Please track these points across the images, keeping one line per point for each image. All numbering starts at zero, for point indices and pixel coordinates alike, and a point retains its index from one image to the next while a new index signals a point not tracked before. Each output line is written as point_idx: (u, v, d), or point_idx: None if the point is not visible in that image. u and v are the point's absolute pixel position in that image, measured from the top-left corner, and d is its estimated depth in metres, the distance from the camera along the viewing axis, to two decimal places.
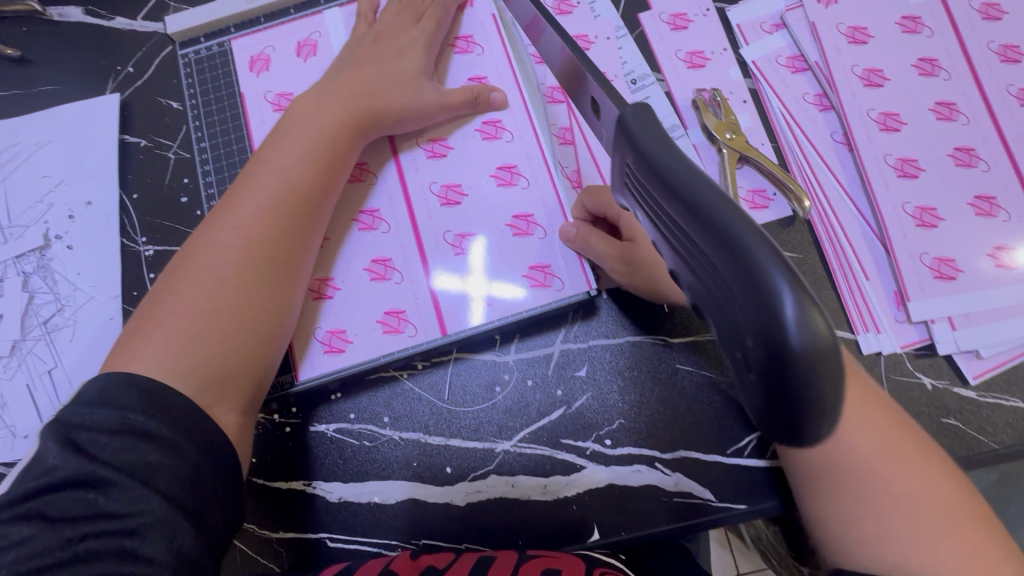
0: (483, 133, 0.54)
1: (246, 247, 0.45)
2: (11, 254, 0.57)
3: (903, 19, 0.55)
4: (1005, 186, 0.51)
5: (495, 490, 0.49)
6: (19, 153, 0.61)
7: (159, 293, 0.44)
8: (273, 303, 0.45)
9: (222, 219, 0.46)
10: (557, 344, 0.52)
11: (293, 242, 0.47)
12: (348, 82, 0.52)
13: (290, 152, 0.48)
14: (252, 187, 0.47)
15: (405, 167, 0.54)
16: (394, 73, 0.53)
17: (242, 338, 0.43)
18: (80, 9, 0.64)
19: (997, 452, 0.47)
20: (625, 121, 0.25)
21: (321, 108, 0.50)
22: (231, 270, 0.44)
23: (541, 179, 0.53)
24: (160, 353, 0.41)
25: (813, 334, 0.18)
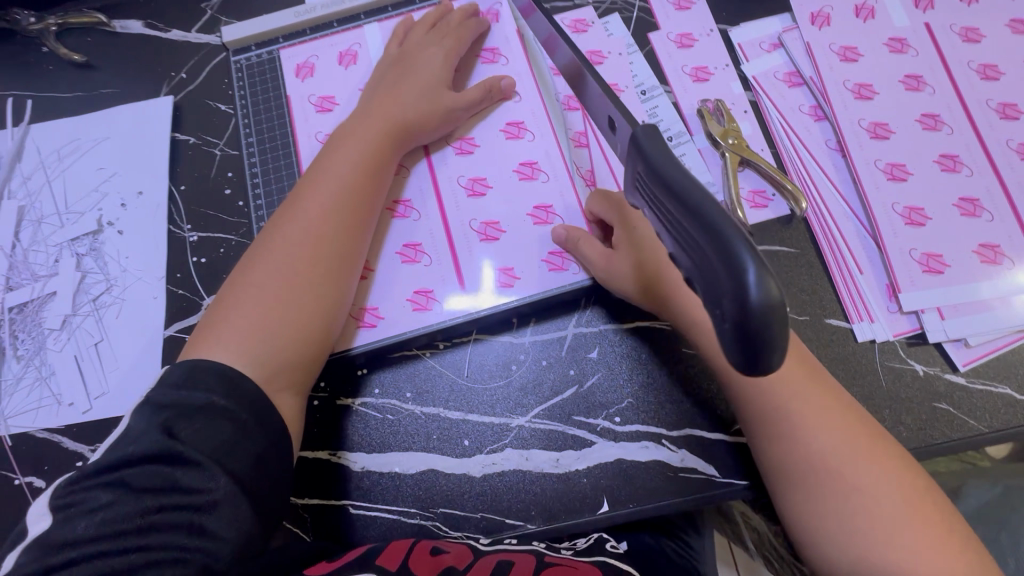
0: (507, 133, 0.59)
1: (308, 246, 0.49)
2: (67, 237, 0.62)
3: (890, 40, 0.61)
4: (988, 190, 0.55)
5: (510, 463, 0.52)
6: (79, 147, 0.66)
7: (232, 289, 0.48)
8: (332, 296, 0.49)
9: (286, 222, 0.50)
10: (570, 328, 0.55)
11: (350, 240, 0.51)
12: (389, 95, 0.57)
13: (341, 159, 0.53)
14: (309, 194, 0.52)
15: (436, 163, 0.59)
16: (424, 84, 0.58)
17: (309, 328, 0.48)
18: (141, 22, 0.71)
19: (986, 435, 0.50)
20: (638, 141, 0.31)
21: (368, 121, 0.56)
22: (299, 268, 0.48)
23: (560, 175, 0.57)
24: (237, 341, 0.45)
25: (771, 296, 0.23)
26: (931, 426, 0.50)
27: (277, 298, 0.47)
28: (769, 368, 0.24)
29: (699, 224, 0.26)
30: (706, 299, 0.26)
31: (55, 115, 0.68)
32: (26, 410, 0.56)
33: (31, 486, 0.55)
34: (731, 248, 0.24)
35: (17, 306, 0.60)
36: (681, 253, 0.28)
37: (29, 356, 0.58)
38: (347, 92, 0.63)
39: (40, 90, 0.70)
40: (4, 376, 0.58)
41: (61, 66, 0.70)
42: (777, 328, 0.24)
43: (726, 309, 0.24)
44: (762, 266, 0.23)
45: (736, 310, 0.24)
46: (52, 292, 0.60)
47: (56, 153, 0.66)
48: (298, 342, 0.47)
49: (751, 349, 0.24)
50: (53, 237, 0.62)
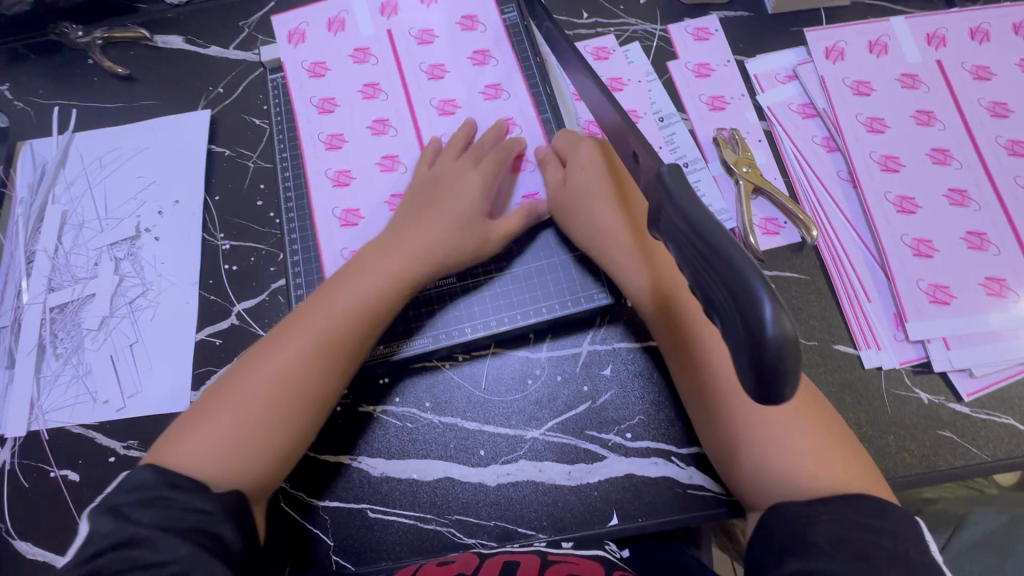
0: (485, 97, 0.64)
1: (286, 387, 0.48)
2: (106, 242, 0.65)
3: (902, 75, 0.63)
4: (995, 224, 0.56)
5: (523, 474, 0.54)
6: (120, 156, 0.70)
7: (216, 393, 0.49)
8: (301, 430, 0.49)
9: (280, 339, 0.51)
10: (585, 345, 0.57)
11: (329, 388, 0.50)
12: (415, 218, 0.57)
13: (346, 296, 0.52)
14: (306, 325, 0.51)
15: (419, 118, 0.64)
16: (454, 215, 0.56)
17: (262, 469, 0.47)
18: (181, 38, 0.75)
19: (989, 464, 0.51)
20: (663, 176, 0.33)
21: (388, 248, 0.55)
22: (275, 396, 0.48)
23: (532, 128, 0.62)
24: (203, 453, 0.46)
25: (785, 332, 0.25)
26: (935, 453, 0.51)
27: (240, 430, 0.47)
28: (782, 396, 0.26)
29: (717, 258, 0.28)
30: (725, 328, 0.28)
31: (98, 124, 0.72)
32: (63, 406, 0.59)
33: (66, 479, 0.57)
34: (747, 285, 0.26)
35: (57, 306, 0.63)
36: (700, 284, 0.30)
37: (68, 354, 0.61)
38: (339, 58, 0.67)
39: (84, 100, 0.73)
40: (42, 372, 0.61)
41: (105, 78, 0.74)
42: (791, 358, 0.26)
43: (746, 339, 0.26)
44: (777, 305, 0.25)
45: (754, 340, 0.26)
46: (91, 294, 0.63)
47: (98, 161, 0.70)
48: (245, 481, 0.46)
49: (766, 377, 0.26)
50: (93, 241, 0.65)
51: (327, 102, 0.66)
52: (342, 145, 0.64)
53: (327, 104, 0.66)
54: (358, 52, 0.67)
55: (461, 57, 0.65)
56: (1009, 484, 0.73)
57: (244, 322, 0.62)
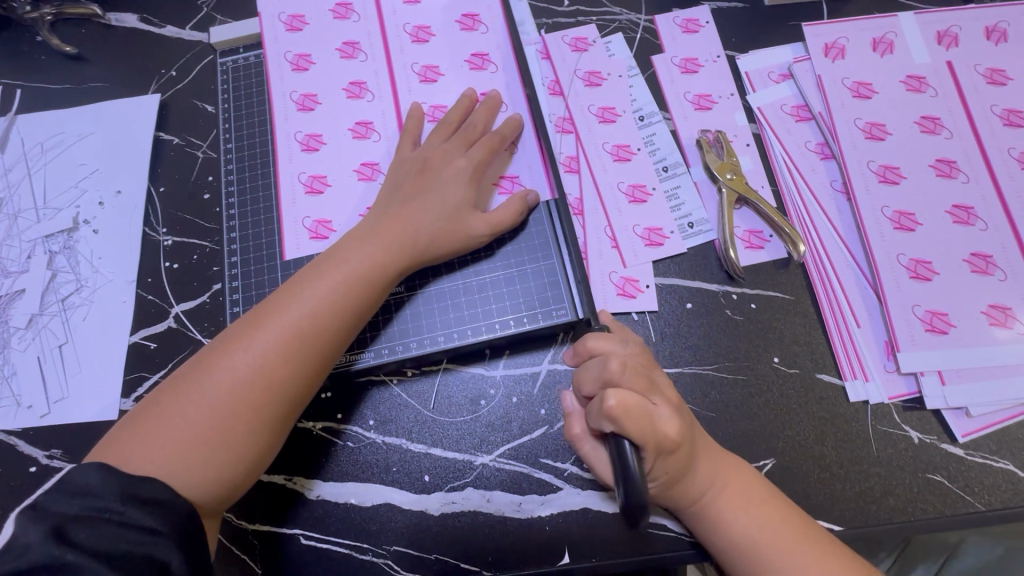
0: (472, 66, 0.59)
1: (260, 382, 0.43)
2: (41, 233, 0.61)
3: (908, 77, 0.57)
4: (1002, 245, 0.51)
5: (470, 503, 0.49)
6: (63, 142, 0.65)
7: (179, 383, 0.43)
8: (279, 428, 0.44)
9: (254, 326, 0.45)
10: (545, 364, 0.52)
11: (308, 383, 0.45)
12: (408, 198, 0.51)
13: (331, 279, 0.47)
14: (280, 312, 0.45)
15: (398, 83, 0.59)
16: (439, 203, 0.51)
17: (228, 472, 0.42)
18: (136, 16, 0.70)
19: (984, 514, 0.46)
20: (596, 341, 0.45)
21: (378, 229, 0.49)
22: (250, 390, 0.42)
23: (520, 105, 0.57)
24: (166, 452, 0.40)
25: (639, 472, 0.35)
26: (922, 499, 0.47)
27: (207, 429, 0.41)
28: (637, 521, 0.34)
29: (603, 418, 0.38)
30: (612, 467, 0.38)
31: (43, 107, 0.67)
32: None
33: None
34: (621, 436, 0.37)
35: None
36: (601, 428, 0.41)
37: None
38: (318, 12, 0.61)
39: (30, 80, 0.69)
40: None
41: (54, 58, 0.69)
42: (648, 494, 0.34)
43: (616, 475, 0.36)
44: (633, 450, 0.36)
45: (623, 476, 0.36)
46: (21, 290, 0.59)
47: (39, 146, 0.65)
48: (209, 484, 0.41)
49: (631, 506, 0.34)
50: (27, 232, 0.61)
51: (303, 58, 0.60)
52: (316, 107, 0.59)
53: (302, 61, 0.60)
54: (341, 7, 0.61)
55: (449, 21, 0.60)
56: None
57: (182, 324, 0.57)
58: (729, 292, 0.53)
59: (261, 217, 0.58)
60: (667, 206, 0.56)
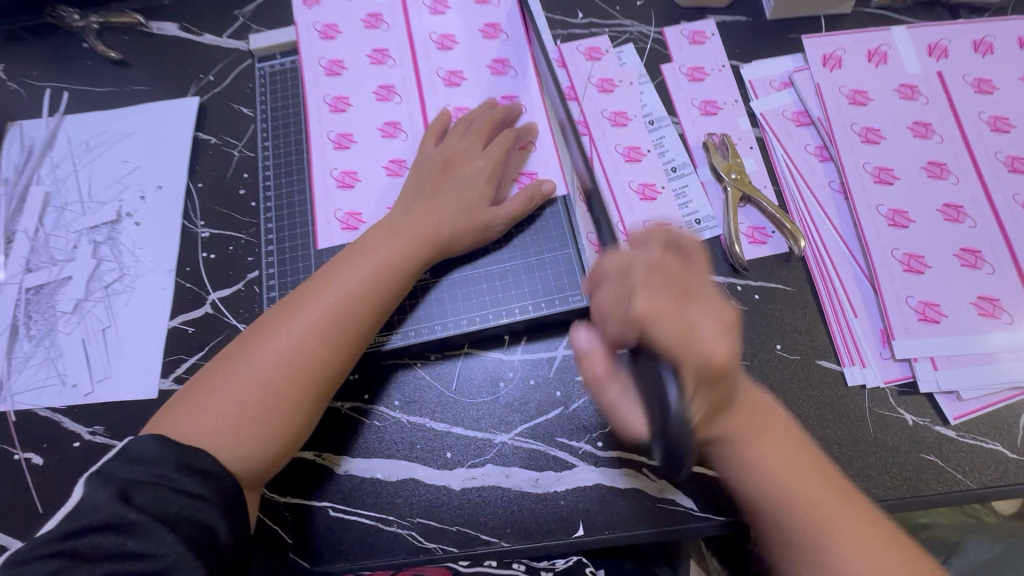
0: (493, 71, 0.63)
1: (299, 363, 0.46)
2: (87, 225, 0.65)
3: (901, 86, 0.61)
4: (990, 242, 0.54)
5: (489, 478, 0.52)
6: (107, 140, 0.69)
7: (224, 363, 0.47)
8: (315, 407, 0.47)
9: (293, 312, 0.48)
10: (560, 349, 0.56)
11: (345, 364, 0.48)
12: (431, 196, 0.55)
13: (363, 269, 0.50)
14: (317, 298, 0.48)
15: (425, 86, 0.63)
16: (461, 200, 0.55)
17: (270, 446, 0.45)
18: (176, 25, 0.75)
19: (975, 491, 0.49)
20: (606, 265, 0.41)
21: (405, 224, 0.53)
22: (290, 370, 0.46)
23: (537, 109, 0.61)
24: (214, 426, 0.43)
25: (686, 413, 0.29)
26: (917, 476, 0.49)
27: (251, 405, 0.45)
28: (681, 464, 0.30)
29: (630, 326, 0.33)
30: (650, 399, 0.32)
31: (88, 108, 0.72)
32: (32, 388, 0.59)
33: (28, 462, 0.56)
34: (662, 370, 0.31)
35: (34, 287, 0.63)
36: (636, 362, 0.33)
37: (40, 336, 0.61)
38: (350, 22, 0.66)
39: (76, 83, 0.73)
40: (14, 353, 0.60)
41: (98, 63, 0.74)
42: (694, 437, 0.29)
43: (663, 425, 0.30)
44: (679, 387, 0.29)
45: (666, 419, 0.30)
46: (68, 277, 0.63)
47: (85, 144, 0.69)
48: (253, 457, 0.44)
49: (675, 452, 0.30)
50: (74, 224, 0.65)
51: (335, 64, 0.65)
52: (347, 109, 0.63)
53: (335, 66, 0.64)
54: (371, 18, 0.66)
55: (472, 30, 0.64)
56: (1008, 515, 0.70)
57: (218, 310, 0.61)
58: (734, 283, 0.56)
59: (296, 211, 0.62)
60: (676, 203, 0.59)
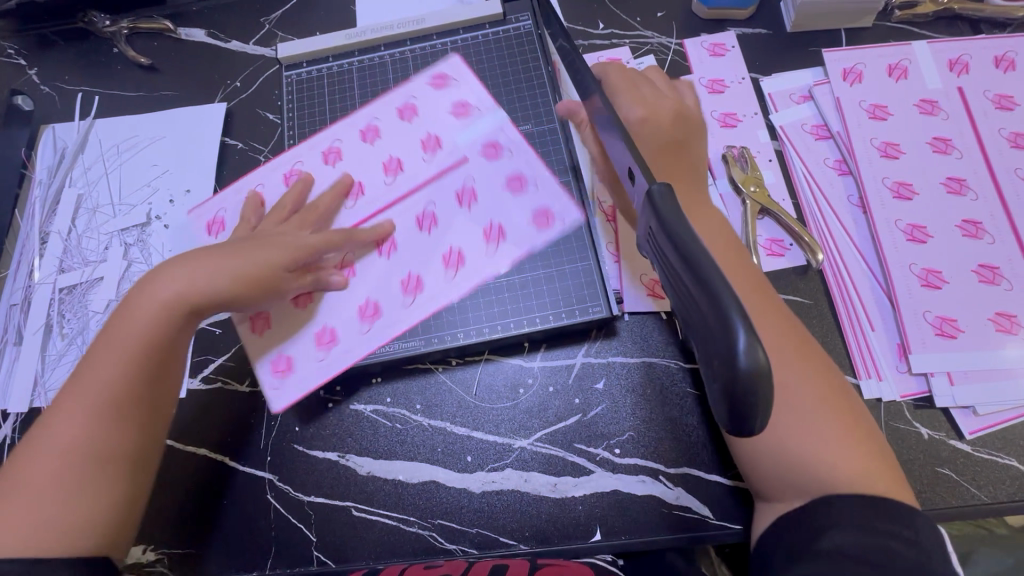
0: (486, 156, 0.61)
1: (86, 452, 0.46)
2: (118, 227, 0.67)
3: (921, 101, 0.61)
4: (1009, 258, 0.55)
5: (509, 482, 0.54)
6: (137, 144, 0.71)
7: (14, 464, 0.46)
8: (122, 483, 0.47)
9: (70, 401, 0.47)
10: (579, 357, 0.57)
11: (137, 441, 0.48)
12: (196, 260, 0.52)
13: (132, 337, 0.49)
14: (93, 380, 0.47)
15: (416, 197, 0.60)
16: (233, 255, 0.52)
17: (86, 530, 0.45)
18: (204, 31, 0.76)
19: (989, 506, 0.50)
20: (654, 199, 0.33)
21: (168, 289, 0.50)
22: (73, 463, 0.45)
23: (502, 254, 0.58)
24: (8, 532, 0.43)
25: (757, 363, 0.27)
26: (932, 489, 0.50)
27: (46, 500, 0.44)
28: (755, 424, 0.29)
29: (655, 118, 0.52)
30: (708, 347, 0.30)
31: (118, 112, 0.74)
32: None
33: None
34: (726, 315, 0.27)
35: (66, 287, 0.65)
36: (690, 312, 0.32)
37: (73, 334, 0.63)
38: (427, 116, 0.64)
39: (106, 88, 0.75)
40: (47, 351, 0.62)
41: (128, 67, 0.76)
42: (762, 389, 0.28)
43: (727, 375, 0.28)
44: (750, 336, 0.27)
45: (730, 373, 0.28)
46: (100, 278, 0.65)
47: (115, 147, 0.71)
48: (69, 543, 0.44)
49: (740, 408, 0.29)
50: (105, 226, 0.67)
51: (372, 131, 0.64)
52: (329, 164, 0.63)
53: (371, 133, 0.64)
54: (435, 78, 0.65)
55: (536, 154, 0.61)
56: None
57: None
58: None
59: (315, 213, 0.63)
60: None
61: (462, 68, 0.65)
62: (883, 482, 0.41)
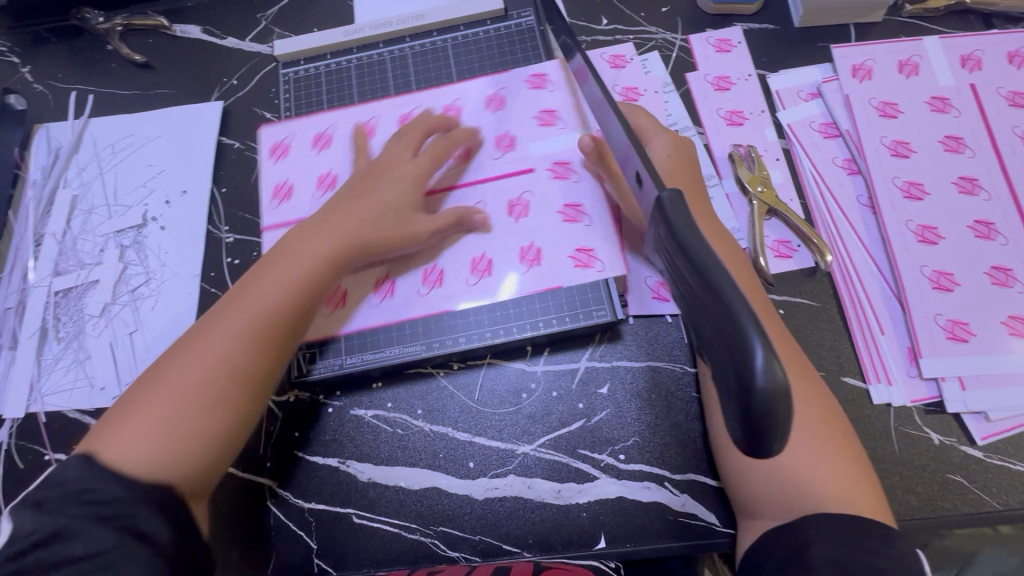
0: (553, 174, 0.57)
1: (214, 371, 0.44)
2: (113, 228, 0.66)
3: (933, 98, 0.60)
4: (1022, 260, 0.54)
5: (511, 489, 0.53)
6: (132, 144, 0.70)
7: (138, 392, 0.44)
8: (246, 406, 0.45)
9: (215, 329, 0.46)
10: (583, 362, 0.56)
11: (268, 367, 0.46)
12: (348, 204, 0.53)
13: (294, 267, 0.49)
14: (249, 307, 0.47)
15: (482, 187, 0.57)
16: (393, 193, 0.54)
17: (201, 451, 0.43)
18: (200, 28, 0.75)
19: (1001, 513, 0.49)
20: (663, 206, 0.32)
21: (327, 229, 0.51)
22: (195, 382, 0.44)
23: (540, 280, 0.54)
24: (123, 447, 0.41)
25: (775, 381, 0.26)
26: (942, 496, 0.49)
27: (177, 427, 0.42)
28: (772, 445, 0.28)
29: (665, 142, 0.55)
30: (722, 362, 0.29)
31: (113, 111, 0.72)
32: (62, 390, 0.60)
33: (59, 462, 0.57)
34: (743, 329, 0.27)
35: (62, 290, 0.64)
36: (702, 324, 0.31)
37: (69, 338, 0.62)
38: (526, 118, 0.59)
39: (101, 86, 0.74)
40: (43, 355, 0.61)
41: (122, 65, 0.74)
42: (779, 409, 0.27)
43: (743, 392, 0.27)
44: (768, 352, 0.26)
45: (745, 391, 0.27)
46: (95, 281, 0.64)
47: (111, 147, 0.70)
48: (177, 469, 0.42)
49: (758, 430, 0.28)
50: (100, 227, 0.66)
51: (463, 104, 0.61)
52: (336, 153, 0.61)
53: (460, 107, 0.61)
54: (536, 78, 0.61)
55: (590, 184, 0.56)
56: None
57: None
58: None
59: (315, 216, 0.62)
60: None
61: (568, 77, 0.61)
62: (865, 502, 0.42)
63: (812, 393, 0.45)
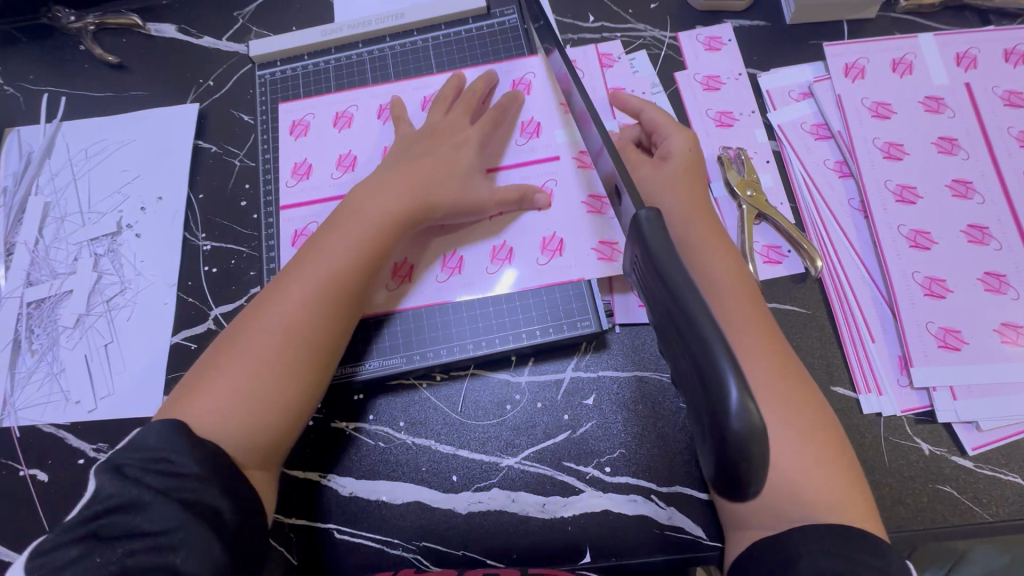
0: (578, 163, 0.58)
1: (288, 335, 0.45)
2: (87, 236, 0.64)
3: (927, 98, 0.58)
4: (1016, 266, 0.52)
5: (495, 502, 0.52)
6: (106, 148, 0.68)
7: (208, 361, 0.45)
8: (319, 373, 0.46)
9: (280, 296, 0.46)
10: (568, 371, 0.55)
11: (337, 334, 0.47)
12: (406, 172, 0.53)
13: (352, 234, 0.49)
14: (309, 274, 0.47)
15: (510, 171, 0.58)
16: (449, 162, 0.54)
17: (278, 416, 0.44)
18: (174, 27, 0.72)
19: (991, 524, 0.48)
20: (642, 226, 0.31)
21: (383, 197, 0.52)
22: (270, 348, 0.44)
23: (559, 269, 0.55)
24: (207, 412, 0.42)
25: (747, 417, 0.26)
26: (932, 508, 0.48)
27: (252, 389, 0.43)
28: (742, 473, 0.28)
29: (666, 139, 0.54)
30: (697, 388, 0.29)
31: (86, 114, 0.70)
32: (36, 404, 0.58)
33: (34, 478, 0.56)
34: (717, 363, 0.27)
35: (34, 301, 0.62)
36: (679, 349, 0.31)
37: (43, 350, 0.60)
38: (540, 107, 0.60)
39: (73, 88, 0.71)
40: (17, 368, 0.60)
41: (95, 66, 0.72)
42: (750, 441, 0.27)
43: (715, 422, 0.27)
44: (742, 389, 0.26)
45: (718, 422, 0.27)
46: (69, 291, 0.62)
47: (84, 151, 0.68)
48: (252, 437, 0.42)
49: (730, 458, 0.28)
50: (74, 235, 0.64)
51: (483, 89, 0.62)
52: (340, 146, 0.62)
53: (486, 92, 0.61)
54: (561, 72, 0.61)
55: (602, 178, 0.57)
56: None
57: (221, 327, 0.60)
58: None
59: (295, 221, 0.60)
60: None
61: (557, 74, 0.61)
62: (854, 512, 0.41)
63: (801, 400, 0.44)
